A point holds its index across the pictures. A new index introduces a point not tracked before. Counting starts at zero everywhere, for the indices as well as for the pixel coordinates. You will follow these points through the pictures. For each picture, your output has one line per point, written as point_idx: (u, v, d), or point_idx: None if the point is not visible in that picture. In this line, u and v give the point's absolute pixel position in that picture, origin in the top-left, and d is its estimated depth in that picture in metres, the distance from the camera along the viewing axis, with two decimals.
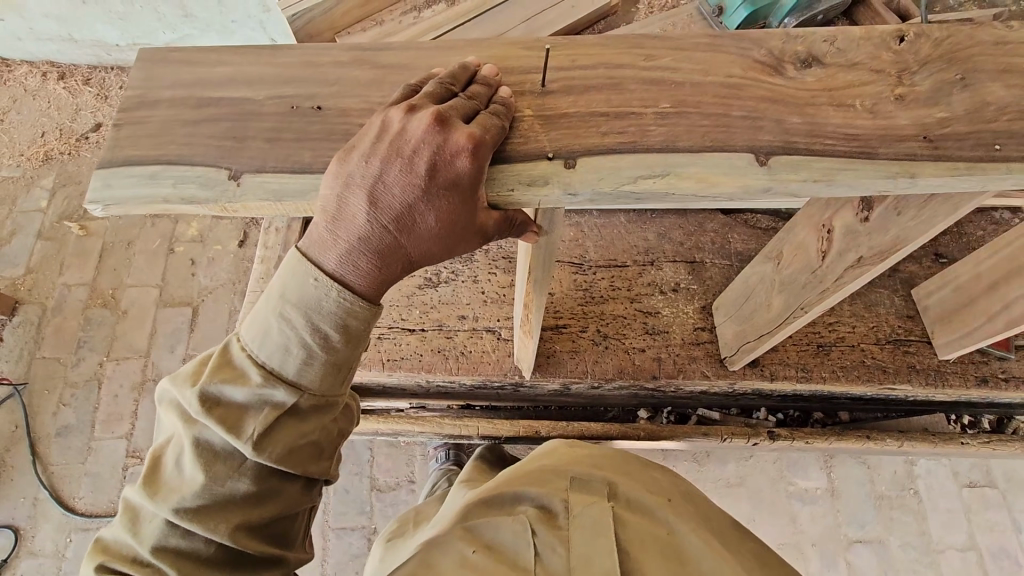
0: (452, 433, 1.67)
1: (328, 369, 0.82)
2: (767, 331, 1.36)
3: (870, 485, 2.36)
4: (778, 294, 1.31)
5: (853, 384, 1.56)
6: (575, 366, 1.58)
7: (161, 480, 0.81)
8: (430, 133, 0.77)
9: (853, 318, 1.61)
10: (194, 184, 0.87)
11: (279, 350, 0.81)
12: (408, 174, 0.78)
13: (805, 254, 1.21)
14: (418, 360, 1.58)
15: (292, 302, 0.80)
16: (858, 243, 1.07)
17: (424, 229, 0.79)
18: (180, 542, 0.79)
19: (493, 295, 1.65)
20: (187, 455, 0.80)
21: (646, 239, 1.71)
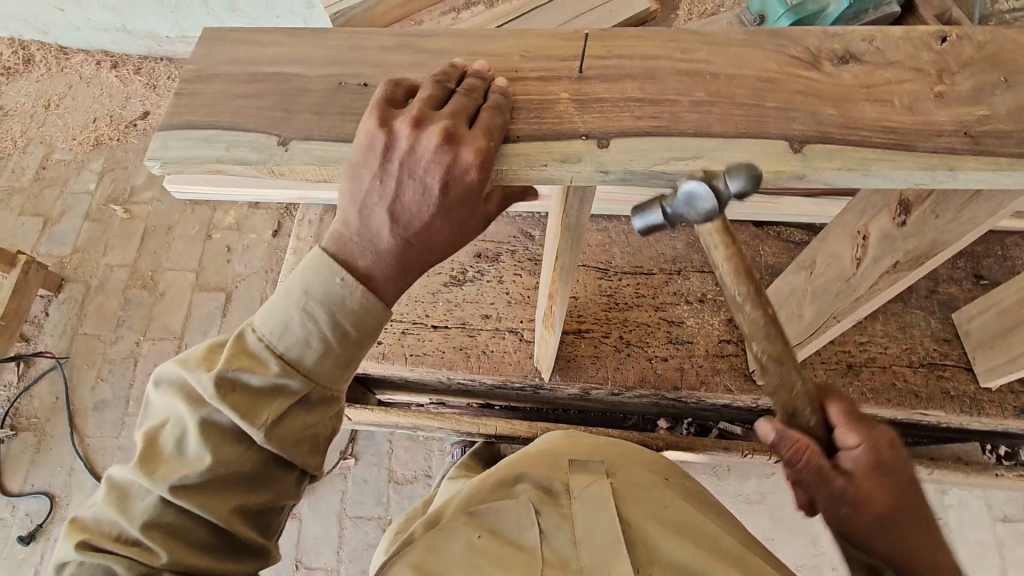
0: (468, 432, 1.64)
1: (337, 361, 0.84)
2: (799, 342, 1.33)
3: None
4: (809, 304, 1.28)
5: (882, 406, 1.51)
6: (596, 371, 1.57)
7: (157, 458, 0.79)
8: (442, 151, 0.77)
9: (886, 339, 1.57)
10: (245, 147, 0.90)
11: (297, 345, 0.82)
12: (423, 190, 0.79)
13: (838, 262, 1.18)
14: (440, 356, 1.60)
15: (315, 299, 0.81)
16: (894, 248, 1.05)
17: (442, 239, 0.83)
18: (173, 522, 0.79)
19: (517, 296, 1.66)
20: (189, 435, 0.79)
21: (675, 248, 1.70)
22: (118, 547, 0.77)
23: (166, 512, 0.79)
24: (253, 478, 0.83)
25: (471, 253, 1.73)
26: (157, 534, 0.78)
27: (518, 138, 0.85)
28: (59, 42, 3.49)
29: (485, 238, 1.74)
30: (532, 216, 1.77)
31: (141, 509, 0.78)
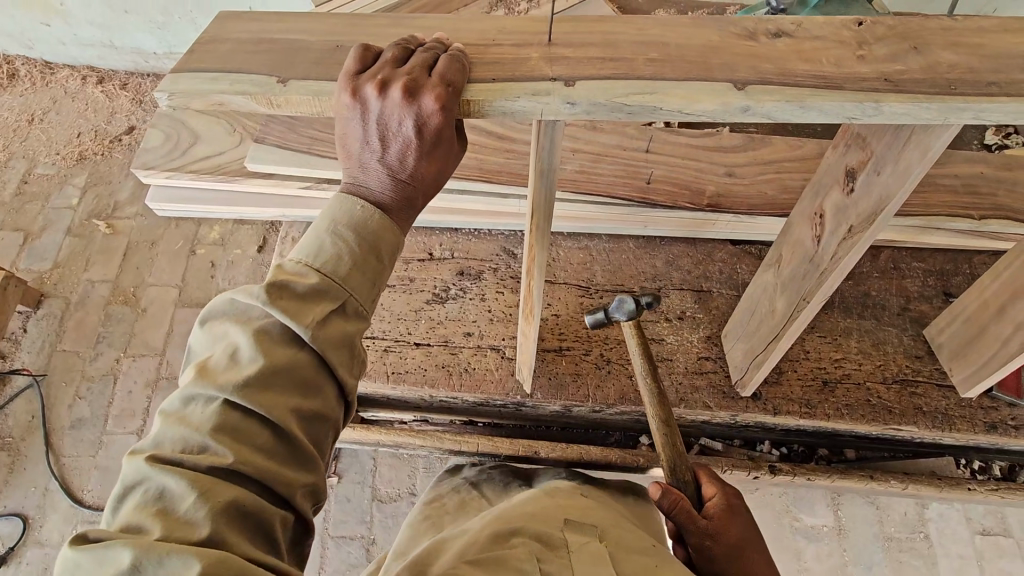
0: (451, 451, 1.62)
1: (367, 264, 0.86)
2: (772, 337, 1.35)
3: (879, 526, 2.34)
4: (780, 297, 1.32)
5: (857, 423, 1.53)
6: (577, 389, 1.58)
7: (213, 370, 0.78)
8: (407, 105, 0.81)
9: (860, 355, 1.61)
10: (247, 82, 0.89)
11: (329, 261, 0.84)
12: (403, 140, 0.84)
13: (800, 248, 1.23)
14: (421, 374, 1.60)
15: (342, 224, 0.86)
16: (847, 217, 1.07)
17: (435, 171, 0.88)
18: (236, 425, 0.76)
19: (499, 313, 1.68)
20: (244, 343, 0.79)
21: (654, 266, 1.73)
22: (182, 459, 0.74)
23: (230, 418, 0.77)
24: (309, 385, 0.82)
25: (454, 271, 1.74)
26: (223, 438, 0.75)
27: (492, 79, 0.86)
28: (44, 58, 3.49)
29: (467, 255, 1.76)
30: (514, 235, 1.79)
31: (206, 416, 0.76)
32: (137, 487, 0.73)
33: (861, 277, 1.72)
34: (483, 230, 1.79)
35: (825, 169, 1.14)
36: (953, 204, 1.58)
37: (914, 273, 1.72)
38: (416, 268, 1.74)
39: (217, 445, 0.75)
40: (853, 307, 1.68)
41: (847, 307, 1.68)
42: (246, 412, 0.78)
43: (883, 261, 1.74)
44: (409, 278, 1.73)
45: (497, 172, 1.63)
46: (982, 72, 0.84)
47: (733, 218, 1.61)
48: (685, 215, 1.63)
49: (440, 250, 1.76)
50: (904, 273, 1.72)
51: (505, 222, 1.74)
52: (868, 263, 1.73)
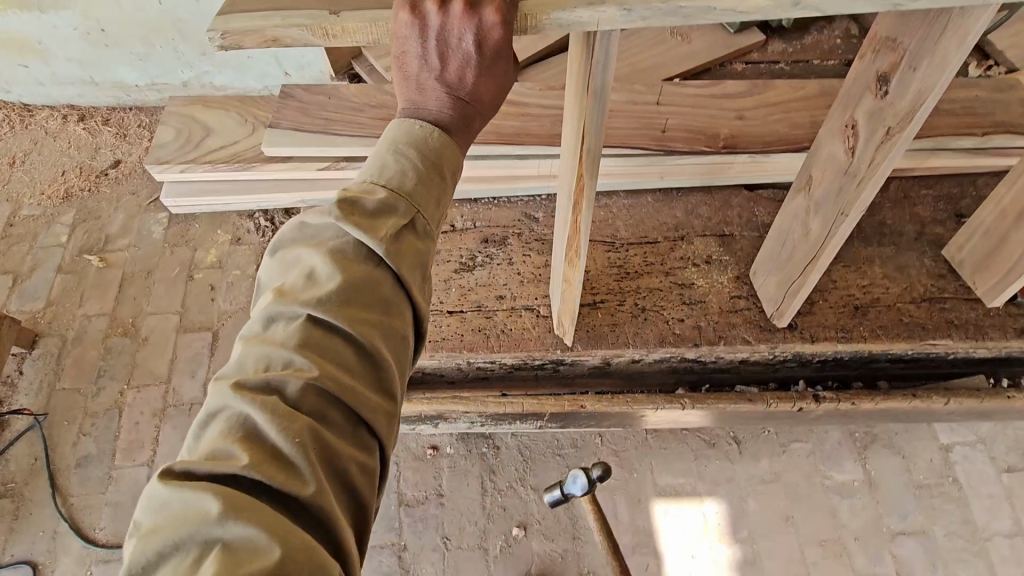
0: (495, 417, 1.62)
1: (432, 180, 0.83)
2: (808, 261, 1.37)
3: (909, 475, 2.42)
4: (813, 217, 1.34)
5: (894, 342, 1.56)
6: (616, 337, 1.58)
7: (292, 290, 0.73)
8: (468, 19, 0.80)
9: (886, 280, 1.65)
10: (300, 17, 0.87)
11: (395, 178, 0.81)
12: (463, 56, 0.83)
13: (832, 163, 1.25)
14: (459, 339, 1.59)
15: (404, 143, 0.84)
16: (883, 121, 1.09)
17: (491, 89, 0.87)
18: (322, 343, 0.70)
19: (528, 274, 1.68)
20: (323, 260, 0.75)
21: (675, 217, 1.77)
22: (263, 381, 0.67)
23: (315, 335, 0.70)
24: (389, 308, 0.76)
25: (478, 240, 1.75)
26: (307, 354, 0.69)
27: None
28: (23, 100, 3.45)
29: (490, 224, 1.77)
30: (535, 200, 1.80)
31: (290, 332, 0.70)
32: (220, 416, 0.66)
33: (874, 210, 1.77)
34: (502, 198, 1.80)
35: (855, 81, 1.15)
36: (957, 124, 1.68)
37: (924, 200, 1.78)
38: (441, 241, 1.74)
39: (302, 362, 0.68)
40: (872, 237, 1.72)
41: (866, 237, 1.72)
42: (329, 330, 0.71)
43: (893, 192, 1.79)
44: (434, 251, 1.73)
45: (514, 136, 1.65)
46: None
47: (748, 158, 1.66)
48: (702, 159, 1.67)
49: (462, 222, 1.77)
50: (915, 201, 1.78)
51: (525, 186, 1.76)
52: (880, 195, 1.78)
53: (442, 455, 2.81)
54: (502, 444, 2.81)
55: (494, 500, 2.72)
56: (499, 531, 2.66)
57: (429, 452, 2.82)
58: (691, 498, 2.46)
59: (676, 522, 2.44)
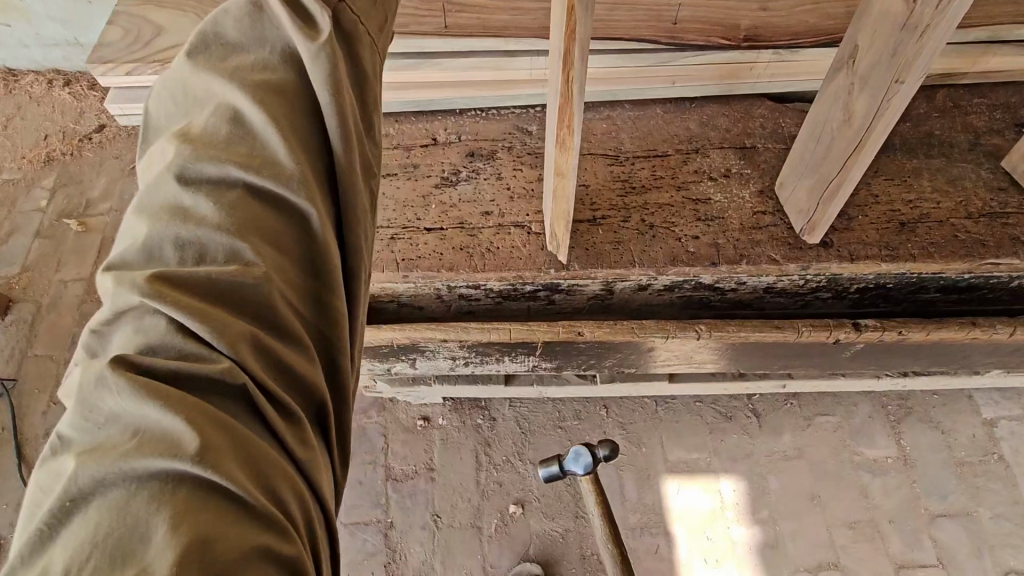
0: (478, 350, 1.44)
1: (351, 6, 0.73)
2: (851, 151, 1.15)
3: (948, 452, 2.33)
4: (860, 94, 1.10)
5: (948, 260, 1.33)
6: (619, 256, 1.36)
7: (210, 151, 0.64)
8: None
9: (936, 193, 1.41)
10: None
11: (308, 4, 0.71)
12: None
13: (886, 19, 1.01)
14: (437, 259, 1.37)
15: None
16: None
17: None
18: (258, 211, 0.64)
19: (519, 190, 1.46)
20: (253, 125, 0.66)
21: (688, 128, 1.53)
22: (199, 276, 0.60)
23: (248, 198, 0.64)
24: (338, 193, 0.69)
25: (463, 153, 1.53)
26: (240, 222, 0.62)
27: None
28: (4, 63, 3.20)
29: (475, 136, 1.55)
30: (527, 112, 1.58)
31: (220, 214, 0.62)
32: (139, 312, 0.58)
33: (920, 119, 1.52)
34: (489, 110, 1.58)
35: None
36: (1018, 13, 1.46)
37: (977, 109, 1.54)
38: (419, 154, 1.52)
39: (246, 254, 0.62)
40: (918, 148, 1.48)
41: (910, 148, 1.48)
42: (274, 215, 0.65)
43: (941, 101, 1.55)
44: (412, 165, 1.51)
45: (501, 28, 1.44)
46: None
47: (774, 55, 1.46)
48: (719, 56, 1.47)
49: (445, 135, 1.55)
50: (968, 111, 1.53)
51: (516, 93, 1.54)
52: (925, 104, 1.54)
53: (435, 426, 2.56)
54: (500, 415, 2.57)
55: (490, 474, 2.47)
56: (494, 508, 2.41)
57: (420, 423, 2.58)
58: (706, 474, 2.37)
59: (689, 500, 2.34)
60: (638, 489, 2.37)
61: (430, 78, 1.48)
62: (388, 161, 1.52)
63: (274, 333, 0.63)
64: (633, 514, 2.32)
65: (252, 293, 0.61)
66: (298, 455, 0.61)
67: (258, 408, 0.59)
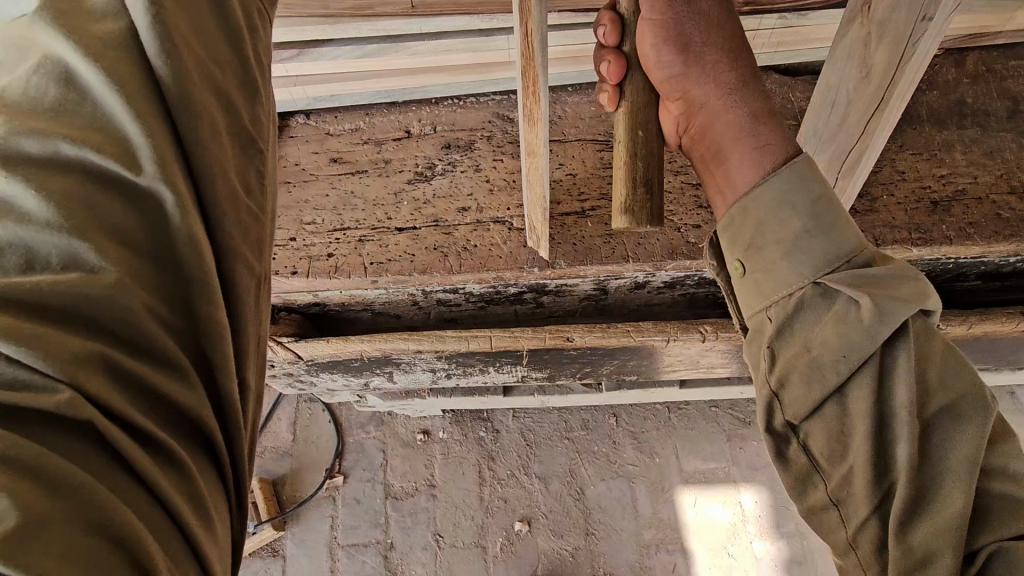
0: (463, 363, 1.30)
1: None
2: (871, 112, 1.00)
3: None
4: (877, 47, 0.93)
5: (991, 243, 1.15)
6: (611, 251, 1.21)
7: (39, 124, 0.47)
8: None
9: (971, 168, 1.24)
10: None
11: None
12: None
13: None
14: (409, 261, 1.24)
15: None
16: None
17: None
18: (105, 199, 0.47)
19: (499, 182, 1.33)
20: (93, 94, 0.50)
21: None
22: (22, 279, 0.42)
23: (88, 184, 0.47)
24: (203, 172, 0.53)
25: (438, 145, 1.40)
26: (78, 214, 0.45)
27: None
28: None
29: (452, 127, 1.42)
30: (508, 98, 1.46)
31: (40, 199, 0.44)
32: None
33: (948, 87, 1.35)
34: (468, 98, 1.46)
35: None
36: None
37: (1013, 72, 1.36)
38: (392, 148, 1.40)
39: (83, 252, 0.44)
40: (947, 119, 1.31)
41: (938, 118, 1.32)
42: (119, 198, 0.48)
43: (971, 66, 1.38)
44: (384, 160, 1.39)
45: (472, 5, 1.29)
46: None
47: (779, 19, 1.30)
48: None
49: (419, 127, 1.43)
50: (1003, 75, 1.36)
51: (493, 77, 1.42)
52: (952, 69, 1.37)
53: (435, 439, 2.42)
54: (502, 426, 2.41)
55: (493, 491, 2.32)
56: (498, 526, 2.26)
57: (419, 437, 2.44)
58: (726, 486, 2.25)
59: (707, 514, 2.22)
60: (652, 503, 2.25)
61: (399, 64, 1.37)
62: (358, 157, 1.40)
63: (137, 349, 0.45)
64: (647, 531, 2.21)
65: (98, 302, 0.44)
66: (177, 509, 0.43)
67: (118, 452, 0.41)
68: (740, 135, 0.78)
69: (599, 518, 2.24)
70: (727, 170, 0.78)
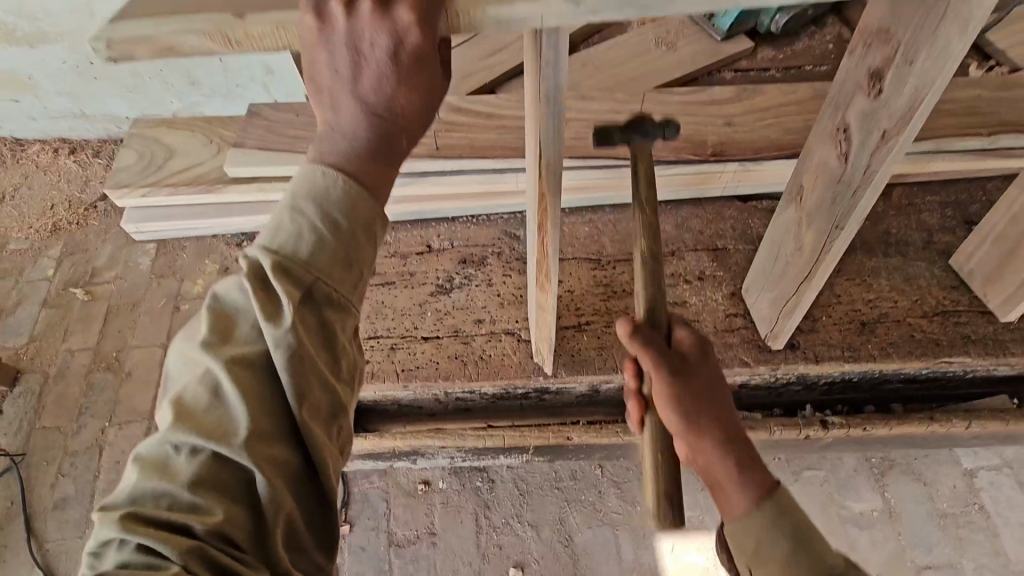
0: (477, 451, 1.54)
1: (340, 248, 0.65)
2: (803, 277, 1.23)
3: (930, 504, 2.01)
4: (807, 230, 1.20)
5: (905, 360, 1.44)
6: (603, 363, 1.46)
7: (191, 412, 0.62)
8: (380, 17, 0.60)
9: (894, 293, 1.52)
10: None
11: (292, 223, 0.64)
12: (378, 63, 0.62)
13: (823, 171, 1.10)
14: (435, 368, 1.47)
15: (299, 189, 0.65)
16: (874, 123, 0.93)
17: (392, 85, 0.64)
18: (228, 480, 0.61)
19: (508, 297, 1.58)
20: (226, 398, 0.62)
21: (665, 230, 1.65)
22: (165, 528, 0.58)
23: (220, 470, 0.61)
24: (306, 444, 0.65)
25: (456, 260, 1.65)
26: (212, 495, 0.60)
27: None
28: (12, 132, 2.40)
29: (467, 243, 1.67)
30: (514, 217, 1.71)
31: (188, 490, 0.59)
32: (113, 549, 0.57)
33: (877, 218, 1.65)
34: (479, 216, 1.71)
35: (840, 80, 1.00)
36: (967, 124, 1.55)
37: (929, 206, 1.66)
38: (416, 262, 1.64)
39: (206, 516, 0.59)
40: (876, 247, 1.60)
41: (869, 247, 1.60)
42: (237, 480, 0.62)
43: (896, 200, 1.68)
44: (409, 273, 1.62)
45: (488, 149, 1.57)
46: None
47: (739, 166, 1.58)
48: (690, 169, 1.59)
49: (439, 242, 1.67)
50: (920, 208, 1.66)
51: (502, 203, 1.66)
52: (881, 202, 1.67)
53: (435, 489, 2.63)
54: (498, 477, 2.64)
55: (489, 538, 2.54)
56: (495, 571, 2.48)
57: (420, 487, 2.64)
58: (700, 533, 2.50)
59: (683, 558, 2.47)
60: (634, 549, 2.49)
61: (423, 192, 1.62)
62: (387, 270, 1.63)
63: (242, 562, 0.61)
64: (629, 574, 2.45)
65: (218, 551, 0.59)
66: None
67: None
68: (720, 431, 0.95)
69: (586, 563, 2.47)
70: (710, 459, 0.94)
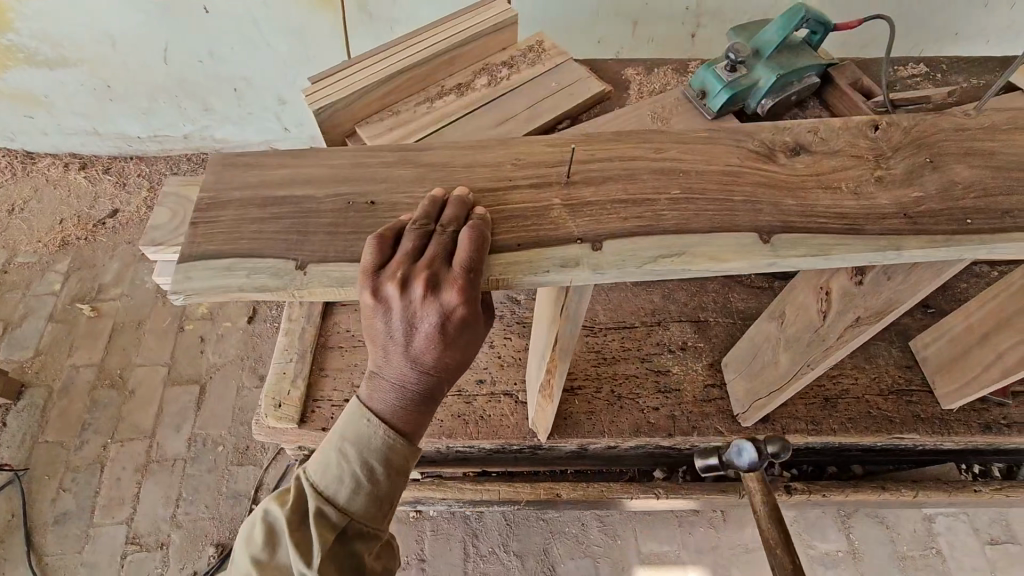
0: (474, 500, 1.69)
1: (375, 497, 0.91)
2: (773, 389, 1.43)
3: (892, 546, 2.19)
4: (784, 351, 1.41)
5: (862, 435, 1.60)
6: (592, 426, 1.61)
7: None
8: (430, 301, 0.88)
9: (855, 371, 1.69)
10: (265, 275, 0.95)
11: (336, 477, 0.90)
12: (426, 334, 0.90)
13: (804, 314, 1.34)
14: (438, 425, 1.60)
15: (349, 438, 0.92)
16: (855, 305, 1.21)
17: (434, 356, 0.91)
18: None
19: (508, 359, 1.72)
20: None
21: (652, 301, 1.79)
22: None
23: None
24: None
25: None
26: None
27: (518, 244, 0.96)
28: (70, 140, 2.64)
29: None
30: None
31: None
32: None
33: None
34: None
35: None
36: None
37: None
38: None
39: None
40: None
41: None
42: None
43: None
44: None
45: None
46: (995, 194, 1.02)
47: None
48: None
49: None
50: None
51: None
52: None
53: (427, 517, 2.76)
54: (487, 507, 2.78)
55: (475, 566, 2.66)
56: None
57: (412, 514, 2.77)
58: (676, 568, 2.64)
59: None
60: None
61: None
62: None
63: None
64: None
65: None
66: None
67: None
68: None
69: None
70: None
